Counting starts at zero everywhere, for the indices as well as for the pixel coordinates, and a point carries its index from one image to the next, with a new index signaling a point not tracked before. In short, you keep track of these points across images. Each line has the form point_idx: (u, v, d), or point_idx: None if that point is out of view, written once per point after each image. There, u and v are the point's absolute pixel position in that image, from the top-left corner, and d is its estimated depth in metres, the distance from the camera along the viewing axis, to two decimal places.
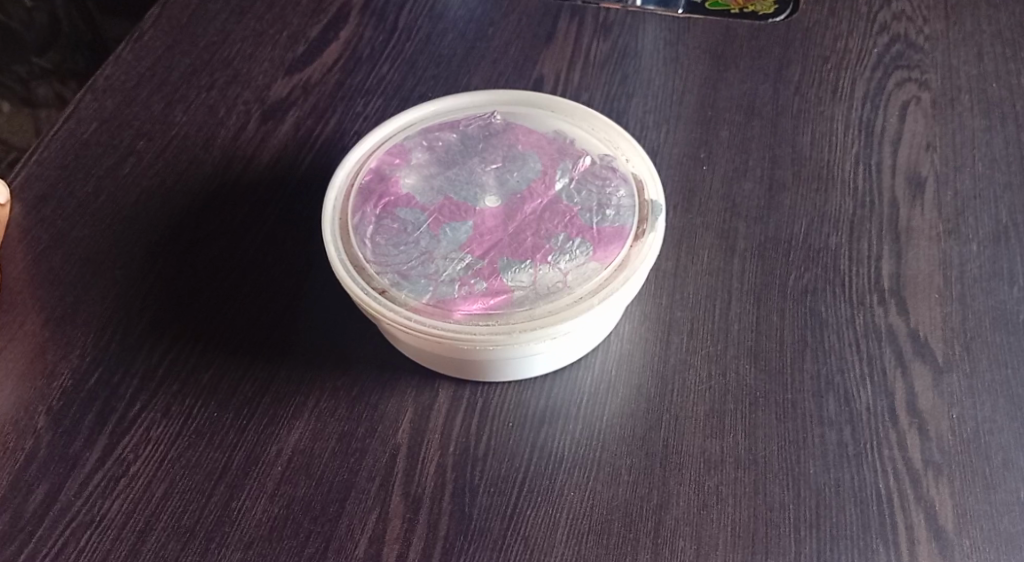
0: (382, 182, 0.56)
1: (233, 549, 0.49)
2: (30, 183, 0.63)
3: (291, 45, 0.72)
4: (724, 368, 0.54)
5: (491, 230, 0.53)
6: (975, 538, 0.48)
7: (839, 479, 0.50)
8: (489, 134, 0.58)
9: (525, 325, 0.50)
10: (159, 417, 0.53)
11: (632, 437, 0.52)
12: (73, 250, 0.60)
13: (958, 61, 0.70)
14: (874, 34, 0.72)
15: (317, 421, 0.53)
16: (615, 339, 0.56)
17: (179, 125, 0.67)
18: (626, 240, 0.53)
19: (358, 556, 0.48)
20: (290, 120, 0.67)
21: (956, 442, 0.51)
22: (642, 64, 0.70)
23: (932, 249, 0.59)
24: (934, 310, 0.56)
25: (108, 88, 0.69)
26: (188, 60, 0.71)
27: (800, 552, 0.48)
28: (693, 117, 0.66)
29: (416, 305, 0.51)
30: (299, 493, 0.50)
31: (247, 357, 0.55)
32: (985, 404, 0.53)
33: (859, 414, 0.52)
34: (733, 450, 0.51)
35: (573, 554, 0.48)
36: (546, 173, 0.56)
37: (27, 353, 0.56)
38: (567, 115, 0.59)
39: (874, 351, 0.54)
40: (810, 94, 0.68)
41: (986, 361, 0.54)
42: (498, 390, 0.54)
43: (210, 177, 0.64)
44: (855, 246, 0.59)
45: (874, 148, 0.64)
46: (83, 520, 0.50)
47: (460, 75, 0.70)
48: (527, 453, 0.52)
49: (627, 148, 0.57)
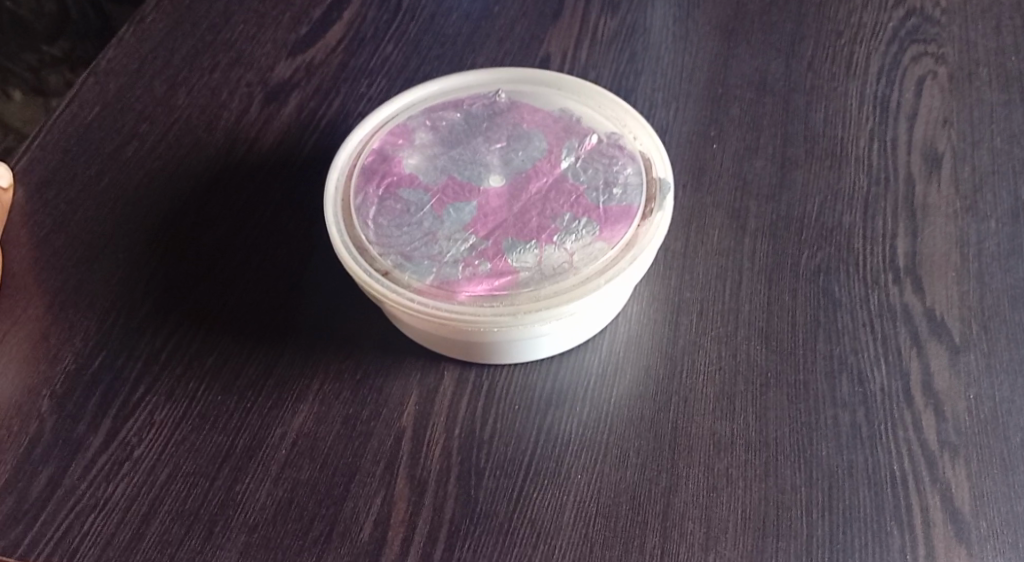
0: (385, 162, 0.55)
1: (237, 533, 0.48)
2: (33, 167, 0.63)
3: (294, 26, 0.71)
4: (734, 349, 0.53)
5: (496, 210, 0.52)
6: (992, 521, 0.47)
7: (852, 461, 0.49)
8: (494, 112, 0.57)
9: (531, 306, 0.49)
10: (163, 401, 0.53)
11: (640, 419, 0.51)
12: (76, 234, 0.60)
13: (976, 35, 0.68)
14: (888, 8, 0.70)
15: (321, 404, 0.52)
16: (623, 320, 0.55)
17: (183, 107, 0.66)
18: (633, 219, 0.52)
19: (363, 540, 0.48)
20: (293, 102, 0.66)
21: (973, 423, 0.50)
22: (651, 41, 0.69)
23: (949, 226, 0.57)
24: (950, 288, 0.55)
25: (111, 71, 0.68)
26: (191, 42, 0.70)
27: (812, 535, 0.47)
28: (702, 95, 0.65)
29: (419, 287, 0.50)
30: (303, 476, 0.50)
31: (251, 340, 0.55)
32: (1003, 384, 0.51)
33: (873, 395, 0.51)
34: (743, 432, 0.50)
35: (580, 537, 0.47)
36: (552, 152, 0.55)
37: (32, 337, 0.55)
38: (573, 93, 0.58)
39: (888, 331, 0.53)
40: (823, 70, 0.66)
41: (1004, 340, 0.53)
42: (504, 372, 0.53)
43: (213, 159, 0.63)
44: (870, 223, 0.58)
45: (888, 124, 0.63)
46: (88, 503, 0.49)
47: (465, 54, 0.69)
48: (533, 436, 0.51)
49: (634, 126, 0.56)
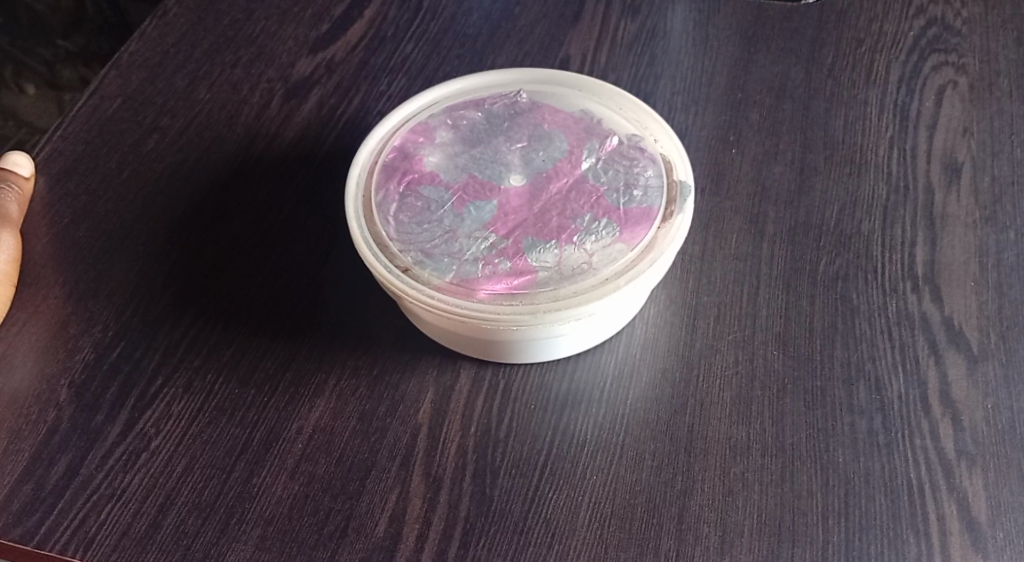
0: (406, 160, 0.55)
1: (252, 526, 0.48)
2: (54, 158, 0.63)
3: (315, 24, 0.71)
4: (751, 354, 0.53)
5: (516, 209, 0.52)
6: (1008, 531, 0.47)
7: (869, 468, 0.49)
8: (515, 112, 0.57)
9: (550, 306, 0.49)
10: (181, 392, 0.53)
11: (657, 422, 0.51)
12: (95, 225, 0.60)
13: (996, 46, 0.68)
14: (909, 17, 0.70)
15: (338, 399, 0.52)
16: (640, 322, 0.55)
17: (203, 102, 0.67)
18: (653, 222, 0.52)
19: (378, 536, 0.48)
20: (313, 98, 0.67)
21: (990, 433, 0.50)
22: (671, 45, 0.69)
23: (968, 236, 0.57)
24: (969, 298, 0.55)
25: (133, 65, 0.69)
26: (213, 38, 0.71)
27: (828, 541, 0.47)
28: (722, 100, 0.65)
29: (439, 284, 0.50)
30: (319, 471, 0.50)
31: (268, 335, 0.55)
32: (1020, 394, 0.51)
33: (890, 403, 0.51)
34: (760, 437, 0.50)
35: (595, 538, 0.47)
36: (573, 152, 0.55)
37: (51, 325, 0.55)
38: (595, 95, 0.58)
39: (907, 339, 0.53)
40: (843, 77, 0.66)
41: (1023, 350, 0.53)
42: (520, 372, 0.53)
43: (233, 153, 0.64)
44: (889, 232, 0.58)
45: (908, 132, 0.63)
46: (104, 493, 0.49)
47: (485, 54, 0.69)
48: (549, 436, 0.51)
49: (655, 129, 0.56)
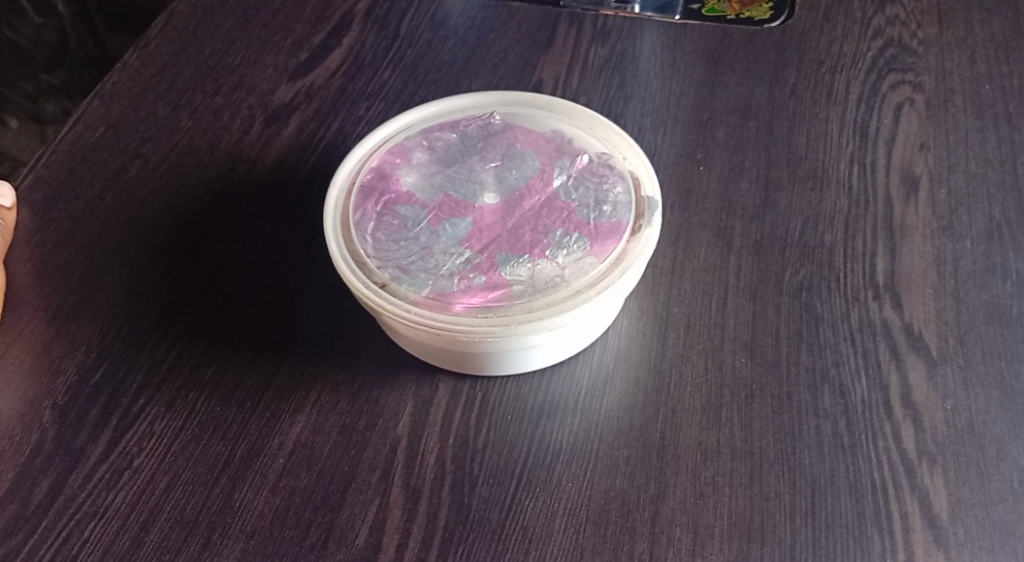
0: (383, 180, 0.57)
1: (234, 540, 0.49)
2: (37, 186, 0.64)
3: (295, 52, 0.74)
4: (720, 362, 0.55)
5: (491, 226, 0.54)
6: (969, 527, 0.49)
7: (834, 470, 0.51)
8: (488, 133, 0.59)
9: (523, 317, 0.51)
10: (163, 411, 0.54)
11: (629, 429, 0.53)
12: (79, 250, 0.61)
13: (951, 64, 0.71)
14: (867, 39, 0.73)
15: (318, 414, 0.54)
16: (613, 333, 0.57)
17: (184, 129, 0.68)
18: (622, 235, 0.53)
19: (358, 546, 0.49)
20: (293, 123, 0.68)
21: (950, 433, 0.52)
22: (640, 68, 0.71)
23: (926, 245, 0.60)
24: (928, 304, 0.57)
25: (115, 95, 0.70)
26: (194, 66, 0.72)
27: (796, 541, 0.48)
28: (689, 119, 0.67)
29: (416, 299, 0.52)
30: (300, 484, 0.51)
31: (250, 353, 0.56)
32: (978, 396, 0.53)
33: (854, 406, 0.53)
34: (729, 442, 0.52)
35: (570, 543, 0.49)
36: (544, 170, 0.57)
37: (34, 349, 0.57)
38: (565, 116, 0.60)
39: (869, 345, 0.55)
40: (805, 97, 0.69)
41: (980, 354, 0.55)
42: (497, 383, 0.55)
43: (215, 178, 0.65)
44: (850, 243, 0.60)
45: (868, 148, 0.65)
46: (88, 511, 0.50)
47: (461, 78, 0.71)
48: (525, 445, 0.52)
49: (624, 147, 0.58)
